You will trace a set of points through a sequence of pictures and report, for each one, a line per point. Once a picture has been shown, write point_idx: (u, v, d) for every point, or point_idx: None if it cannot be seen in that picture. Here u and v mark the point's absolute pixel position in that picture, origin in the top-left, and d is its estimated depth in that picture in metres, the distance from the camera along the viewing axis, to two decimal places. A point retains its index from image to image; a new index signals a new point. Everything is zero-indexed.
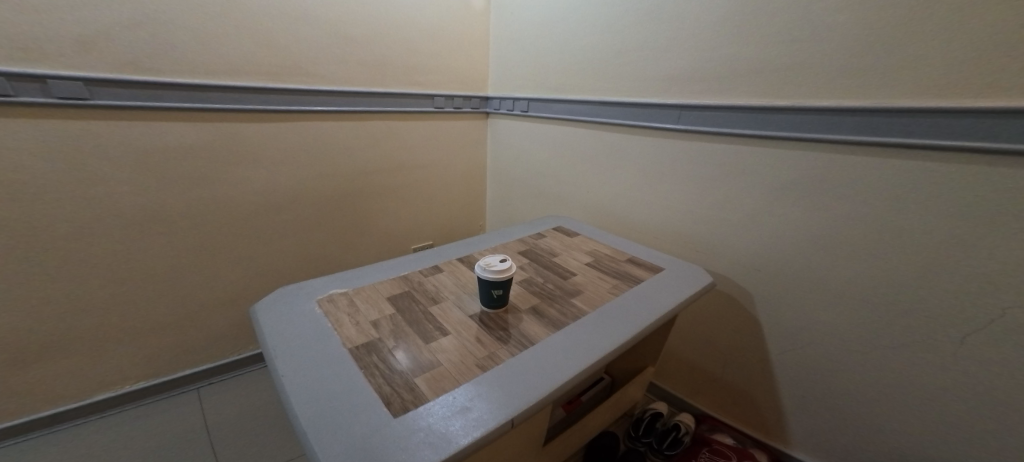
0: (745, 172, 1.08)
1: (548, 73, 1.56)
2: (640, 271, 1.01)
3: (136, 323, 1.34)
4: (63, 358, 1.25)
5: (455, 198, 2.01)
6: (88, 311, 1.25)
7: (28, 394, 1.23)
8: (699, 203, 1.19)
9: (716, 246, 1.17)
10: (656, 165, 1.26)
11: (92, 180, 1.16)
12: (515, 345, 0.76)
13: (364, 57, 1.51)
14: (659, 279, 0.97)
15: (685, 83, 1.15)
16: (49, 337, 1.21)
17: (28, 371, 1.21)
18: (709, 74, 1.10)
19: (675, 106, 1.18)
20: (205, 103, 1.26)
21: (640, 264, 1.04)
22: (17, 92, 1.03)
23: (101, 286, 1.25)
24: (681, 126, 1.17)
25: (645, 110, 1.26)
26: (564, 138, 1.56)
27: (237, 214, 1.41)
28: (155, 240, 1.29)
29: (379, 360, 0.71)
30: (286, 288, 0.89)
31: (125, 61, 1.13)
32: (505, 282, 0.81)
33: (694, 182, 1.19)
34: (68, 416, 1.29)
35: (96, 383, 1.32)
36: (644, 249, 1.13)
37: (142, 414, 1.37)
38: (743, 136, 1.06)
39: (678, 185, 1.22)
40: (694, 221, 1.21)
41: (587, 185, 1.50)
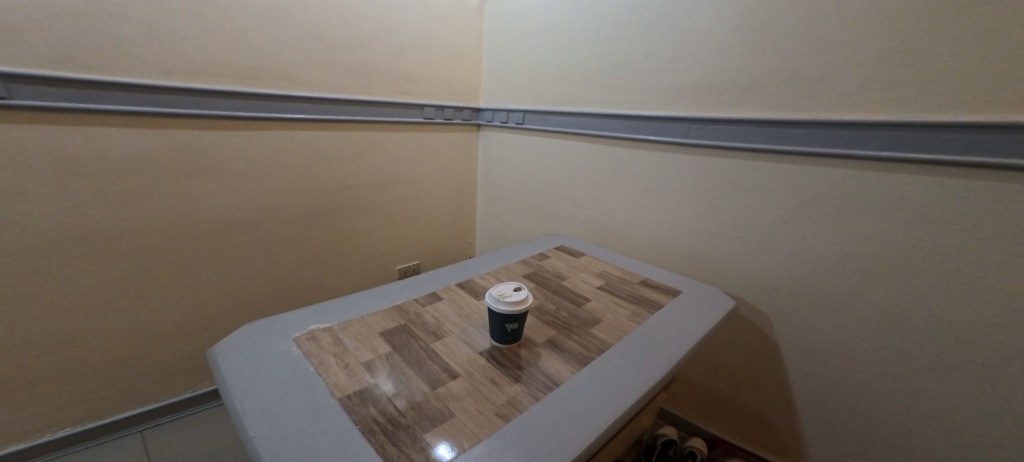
0: (758, 188, 1.04)
1: (545, 84, 1.51)
2: (659, 295, 0.94)
3: (66, 361, 1.13)
4: None
5: (443, 215, 1.89)
6: (5, 348, 1.04)
7: None
8: (709, 220, 1.14)
9: (728, 264, 1.13)
10: (661, 180, 1.22)
11: (15, 192, 0.98)
12: (539, 386, 0.66)
13: (349, 62, 1.40)
14: (680, 302, 0.91)
15: (694, 97, 1.12)
16: None
17: None
18: (718, 88, 1.07)
19: (683, 121, 1.14)
20: (157, 106, 1.11)
21: (655, 286, 0.98)
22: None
23: (21, 319, 1.04)
24: (691, 141, 1.13)
25: (650, 123, 1.21)
26: (563, 152, 1.49)
27: (197, 232, 1.24)
28: (93, 262, 1.11)
29: (379, 411, 0.59)
30: (257, 325, 0.76)
31: (61, 56, 0.97)
32: (522, 314, 0.72)
33: (706, 198, 1.14)
34: None
35: (13, 432, 1.10)
36: (655, 269, 1.07)
37: None
38: (755, 151, 1.03)
39: (686, 201, 1.18)
40: (703, 240, 1.17)
41: (588, 201, 1.44)
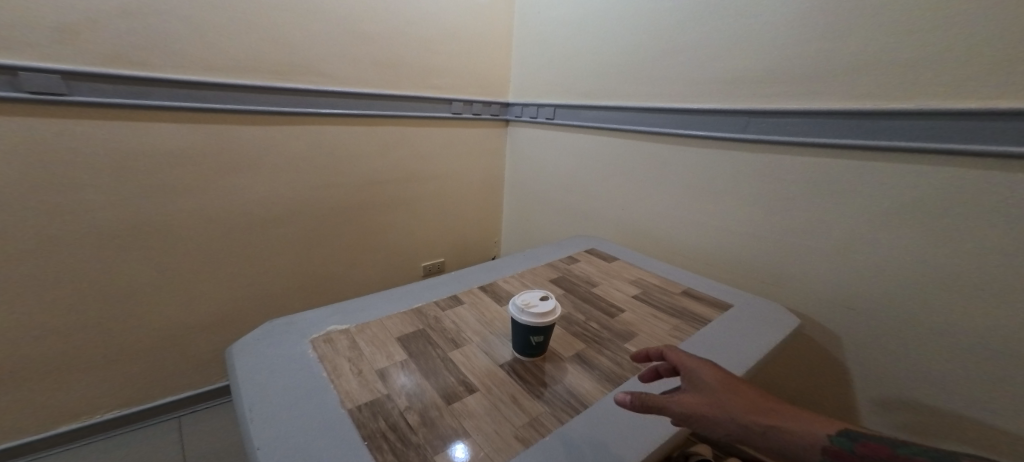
0: (824, 190, 0.93)
1: (579, 77, 1.43)
2: (703, 309, 0.84)
3: (112, 347, 1.17)
4: (26, 385, 1.07)
5: (469, 212, 1.85)
6: (59, 332, 1.08)
7: None
8: (763, 224, 1.04)
9: (784, 273, 1.02)
10: (709, 180, 1.12)
11: (69, 184, 1.01)
12: (564, 407, 0.59)
13: (380, 56, 1.38)
14: (728, 318, 0.81)
15: (750, 88, 1.02)
16: (12, 359, 1.04)
17: None
18: (780, 78, 0.96)
19: (739, 114, 1.04)
20: (200, 102, 1.12)
21: (701, 299, 0.88)
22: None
23: (73, 306, 1.08)
24: (747, 136, 1.03)
25: (698, 117, 1.12)
26: (595, 148, 1.42)
27: (233, 226, 1.26)
28: (137, 253, 1.14)
29: (388, 426, 0.54)
30: (274, 324, 0.74)
31: (112, 53, 1.00)
32: (548, 326, 0.65)
33: (761, 199, 1.03)
34: (30, 448, 1.12)
35: (64, 412, 1.14)
36: (701, 279, 0.98)
37: (114, 447, 1.19)
38: (825, 146, 0.91)
39: (738, 203, 1.07)
40: (756, 246, 1.06)
41: (623, 201, 1.35)
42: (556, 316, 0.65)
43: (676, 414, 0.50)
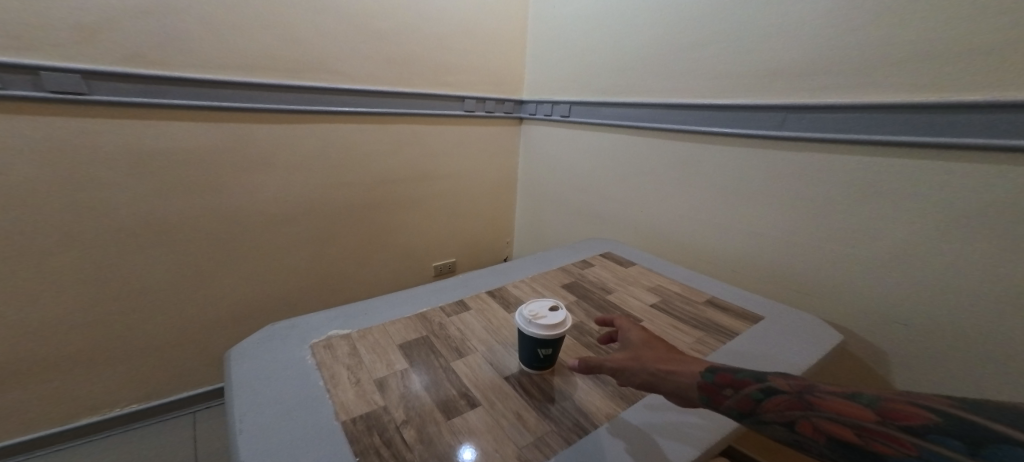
0: (870, 192, 0.84)
1: (596, 73, 1.38)
2: (729, 320, 0.78)
3: (131, 343, 1.17)
4: (49, 379, 1.09)
5: (481, 212, 1.82)
6: (80, 327, 1.09)
7: (9, 417, 1.07)
8: (799, 229, 0.96)
9: (820, 282, 0.94)
10: (737, 181, 1.05)
11: (90, 182, 1.02)
12: (572, 427, 0.55)
13: (393, 54, 1.36)
14: (757, 331, 0.75)
15: (786, 80, 0.93)
16: (36, 353, 1.05)
17: (10, 392, 1.05)
18: (817, 70, 0.89)
19: (774, 109, 0.96)
20: (216, 101, 1.12)
21: (727, 310, 0.82)
22: (4, 85, 0.89)
23: (93, 302, 1.09)
24: (782, 132, 0.95)
25: (726, 113, 1.05)
26: (613, 147, 1.36)
27: (248, 224, 1.26)
28: (155, 250, 1.14)
29: (383, 442, 0.51)
30: (276, 327, 0.72)
31: (131, 52, 1.00)
32: (557, 339, 0.61)
33: (793, 202, 0.96)
34: (52, 440, 1.13)
35: (86, 406, 1.16)
36: (728, 287, 0.92)
37: (132, 441, 1.20)
38: (872, 144, 0.83)
39: (770, 205, 1.00)
40: (789, 252, 0.99)
41: (641, 202, 1.29)
42: (566, 328, 0.61)
43: (608, 370, 0.56)
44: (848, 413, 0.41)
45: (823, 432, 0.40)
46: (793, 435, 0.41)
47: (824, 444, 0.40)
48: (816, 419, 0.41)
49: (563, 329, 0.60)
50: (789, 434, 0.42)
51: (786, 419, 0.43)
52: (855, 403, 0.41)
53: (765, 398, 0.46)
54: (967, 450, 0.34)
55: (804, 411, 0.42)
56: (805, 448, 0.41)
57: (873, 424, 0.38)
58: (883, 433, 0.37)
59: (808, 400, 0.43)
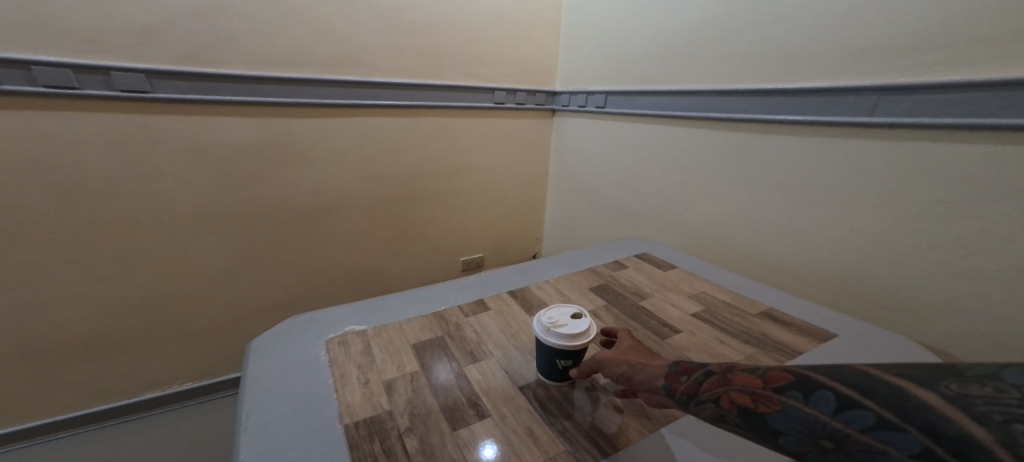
0: (974, 190, 0.69)
1: (635, 60, 1.29)
2: (787, 337, 0.68)
3: (186, 326, 1.23)
4: (115, 356, 1.16)
5: (512, 207, 1.77)
6: (143, 308, 1.16)
7: (81, 389, 1.14)
8: (878, 233, 0.81)
9: (902, 296, 0.79)
10: (803, 176, 0.90)
11: (151, 174, 1.08)
12: (589, 449, 0.49)
13: (424, 46, 1.34)
14: (822, 352, 0.64)
15: (865, 57, 0.79)
16: (104, 332, 1.13)
17: (82, 367, 1.13)
18: (910, 47, 0.73)
19: (849, 94, 0.81)
20: (259, 96, 1.15)
21: (787, 324, 0.72)
22: (82, 85, 0.96)
23: (154, 286, 1.16)
24: (860, 122, 0.79)
25: (794, 99, 0.90)
26: (652, 139, 1.26)
27: (287, 216, 1.29)
28: (207, 239, 1.19)
29: (383, 450, 0.48)
30: (297, 319, 0.72)
31: (185, 51, 1.04)
32: (578, 351, 0.55)
33: (867, 200, 0.81)
34: (116, 413, 1.20)
35: (146, 382, 1.22)
36: (788, 298, 0.81)
37: (185, 417, 1.26)
38: (995, 129, 0.66)
39: (841, 206, 0.85)
40: (863, 260, 0.84)
41: (683, 200, 1.19)
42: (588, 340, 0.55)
43: (591, 362, 0.54)
44: (741, 380, 0.39)
45: (731, 404, 0.37)
46: (715, 410, 0.38)
47: (734, 416, 0.37)
48: (725, 392, 0.38)
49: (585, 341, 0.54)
50: (712, 410, 0.38)
51: (712, 396, 0.39)
52: (749, 371, 0.39)
53: (701, 380, 0.41)
54: (807, 398, 0.33)
55: (720, 386, 0.39)
56: (721, 424, 0.38)
57: (757, 387, 0.37)
58: (760, 392, 0.36)
59: (727, 376, 0.40)
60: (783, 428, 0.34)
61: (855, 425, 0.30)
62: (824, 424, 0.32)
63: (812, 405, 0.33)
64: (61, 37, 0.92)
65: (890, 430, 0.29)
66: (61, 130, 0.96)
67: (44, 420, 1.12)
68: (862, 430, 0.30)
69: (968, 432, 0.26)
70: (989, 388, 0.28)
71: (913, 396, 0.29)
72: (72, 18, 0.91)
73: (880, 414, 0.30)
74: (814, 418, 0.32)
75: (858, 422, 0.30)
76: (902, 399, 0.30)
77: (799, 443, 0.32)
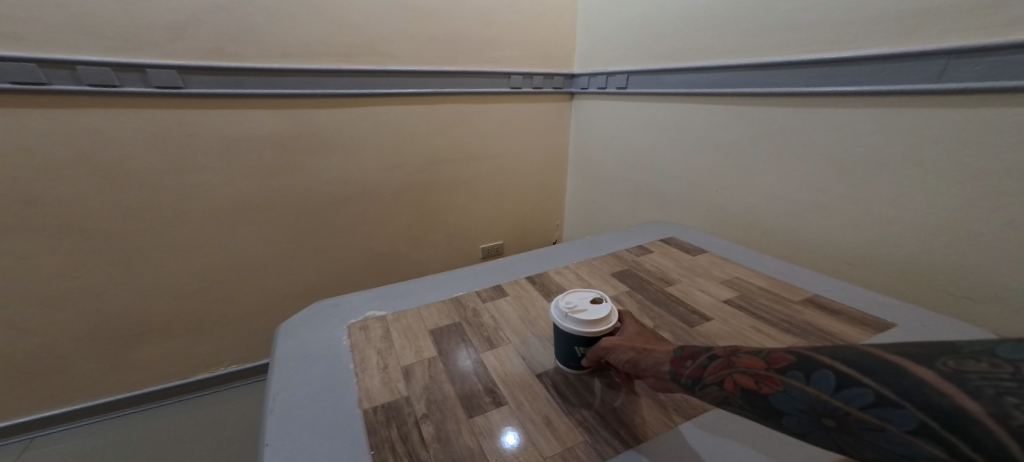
0: None
1: (658, 36, 1.23)
2: (831, 324, 0.64)
3: (225, 312, 1.28)
4: (163, 341, 1.22)
5: (531, 194, 1.75)
6: (185, 295, 1.21)
7: (133, 372, 1.21)
8: (937, 213, 0.74)
9: (969, 280, 0.73)
10: (853, 153, 0.83)
11: (187, 167, 1.11)
12: (609, 439, 0.47)
13: (438, 32, 1.32)
14: (872, 340, 0.60)
15: (926, 17, 0.71)
16: (151, 318, 1.19)
17: (134, 351, 1.19)
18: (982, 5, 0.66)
19: (910, 59, 0.74)
20: (282, 88, 1.17)
21: (834, 312, 0.67)
22: (122, 83, 1.00)
23: (195, 275, 1.21)
24: (929, 85, 0.72)
25: (840, 70, 0.83)
26: (678, 120, 1.20)
27: (314, 206, 1.32)
28: (241, 229, 1.23)
29: (400, 436, 0.48)
30: (320, 304, 0.73)
31: (213, 46, 1.06)
32: (599, 338, 0.53)
33: (927, 176, 0.74)
34: (166, 393, 1.27)
35: (192, 365, 1.29)
36: (833, 284, 0.76)
37: (230, 398, 1.32)
38: None
39: (896, 184, 0.78)
40: (922, 243, 0.77)
41: (713, 182, 1.13)
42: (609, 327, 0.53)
43: (602, 347, 0.51)
44: (743, 362, 0.38)
45: (735, 387, 0.37)
46: (720, 393, 0.38)
47: (738, 398, 0.36)
48: (729, 374, 0.38)
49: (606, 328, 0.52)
50: (717, 394, 0.38)
51: (717, 380, 0.39)
52: (752, 353, 0.38)
53: (706, 364, 0.41)
54: (809, 377, 0.33)
55: (724, 369, 0.39)
56: (726, 406, 0.38)
57: (759, 368, 0.36)
58: (762, 374, 0.36)
59: (731, 359, 0.39)
60: (786, 408, 0.33)
61: (854, 404, 0.30)
62: (825, 404, 0.31)
63: (813, 384, 0.32)
64: (99, 37, 0.95)
65: (887, 407, 0.29)
66: (106, 126, 1.00)
67: (101, 400, 1.18)
68: (861, 408, 0.29)
69: (961, 406, 0.26)
70: (984, 363, 0.27)
71: (911, 373, 0.29)
72: (109, 19, 0.95)
73: (878, 391, 0.29)
74: (815, 398, 0.32)
75: (857, 401, 0.30)
76: (900, 375, 0.29)
77: (802, 423, 0.32)
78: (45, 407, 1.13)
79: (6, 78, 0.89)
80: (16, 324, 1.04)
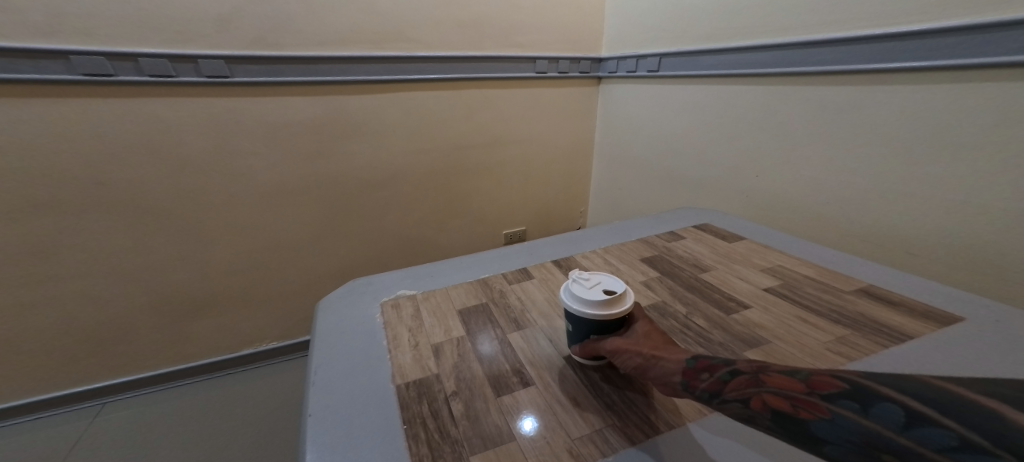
0: None
1: (696, 15, 1.17)
2: (882, 315, 0.60)
3: (269, 291, 1.35)
4: (212, 318, 1.30)
5: (557, 180, 1.74)
6: (233, 274, 1.29)
7: (188, 346, 1.30)
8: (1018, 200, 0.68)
9: None
10: (916, 135, 0.77)
11: (233, 153, 1.17)
12: (638, 424, 0.47)
13: (467, 16, 1.31)
14: (930, 333, 0.56)
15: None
16: (203, 296, 1.27)
17: (188, 327, 1.28)
18: None
19: (991, 31, 0.67)
20: (319, 75, 1.20)
21: (890, 303, 0.63)
22: (178, 73, 1.05)
23: (242, 255, 1.28)
24: (1014, 58, 0.65)
25: (903, 45, 0.77)
26: (716, 103, 1.15)
27: (348, 191, 1.36)
28: (281, 213, 1.29)
29: (430, 412, 0.49)
30: (355, 283, 0.76)
31: (255, 36, 1.10)
32: (603, 322, 0.51)
33: (1009, 159, 0.68)
34: (217, 367, 1.35)
35: (240, 341, 1.36)
36: (886, 274, 0.71)
37: (276, 372, 1.40)
38: None
39: (967, 170, 0.72)
40: (996, 232, 0.71)
41: (753, 167, 1.08)
42: (606, 314, 0.50)
43: (607, 351, 0.50)
44: (776, 382, 0.35)
45: (763, 406, 0.34)
46: (745, 410, 0.35)
47: (766, 418, 0.34)
48: (757, 393, 0.35)
49: (596, 314, 0.49)
50: (740, 411, 0.35)
51: (741, 396, 0.36)
52: (787, 374, 0.35)
53: (727, 379, 0.38)
54: (866, 410, 0.29)
55: (751, 387, 0.36)
56: (750, 424, 0.35)
57: (797, 392, 0.33)
58: (802, 398, 0.32)
59: (759, 377, 0.36)
60: (827, 437, 0.30)
61: (927, 444, 0.26)
62: (884, 439, 0.27)
63: (871, 418, 0.28)
64: (155, 30, 1.00)
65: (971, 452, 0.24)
66: (162, 114, 1.06)
67: (161, 371, 1.28)
68: (936, 450, 0.25)
69: None
70: None
71: (1011, 421, 0.24)
72: (162, 11, 1.00)
73: (963, 435, 0.25)
74: (872, 432, 0.28)
75: (932, 441, 0.25)
76: (994, 421, 0.24)
77: (847, 453, 0.28)
78: (114, 375, 1.23)
79: (79, 71, 0.96)
80: (88, 298, 1.13)
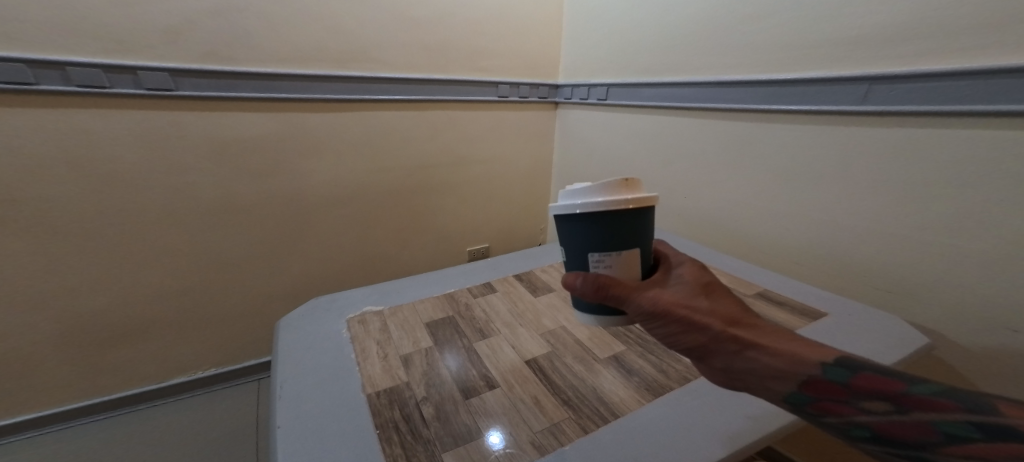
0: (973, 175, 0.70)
1: (637, 52, 1.31)
2: (779, 316, 0.71)
3: (212, 311, 1.30)
4: (144, 342, 1.23)
5: (516, 199, 1.81)
6: (171, 294, 1.23)
7: (116, 372, 1.21)
8: (877, 218, 0.83)
9: (902, 278, 0.81)
10: (804, 163, 0.93)
11: (175, 168, 1.13)
12: (591, 416, 0.53)
13: (427, 40, 1.37)
14: (814, 329, 0.68)
15: (858, 46, 0.82)
16: (136, 318, 1.20)
17: (114, 352, 1.20)
18: (907, 35, 0.75)
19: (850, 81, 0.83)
20: (276, 92, 1.20)
21: (789, 306, 0.75)
22: (112, 84, 1.02)
23: (182, 274, 1.22)
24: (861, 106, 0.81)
25: (793, 89, 0.92)
26: (654, 130, 1.28)
27: (302, 208, 1.35)
28: (227, 230, 1.25)
29: (402, 417, 0.52)
30: (320, 299, 0.77)
31: (207, 50, 1.09)
32: (609, 223, 0.45)
33: (866, 186, 0.84)
34: (148, 396, 1.27)
35: (176, 366, 1.29)
36: (783, 281, 0.84)
37: (214, 400, 1.32)
38: (989, 115, 0.68)
39: (840, 193, 0.88)
40: (865, 245, 0.86)
41: (685, 188, 1.21)
42: (616, 205, 0.44)
43: (646, 310, 0.43)
44: None
45: None
46: None
47: None
48: None
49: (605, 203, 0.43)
50: None
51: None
52: None
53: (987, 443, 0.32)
54: None
55: None
56: None
57: None
58: None
59: None
60: None
61: None
62: None
63: None
64: (94, 40, 0.97)
65: None
66: (96, 127, 1.02)
67: (81, 402, 1.18)
68: None
69: None
70: None
71: None
72: (105, 21, 0.97)
73: None
74: None
75: None
76: None
77: None
78: (24, 409, 1.12)
79: None
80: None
